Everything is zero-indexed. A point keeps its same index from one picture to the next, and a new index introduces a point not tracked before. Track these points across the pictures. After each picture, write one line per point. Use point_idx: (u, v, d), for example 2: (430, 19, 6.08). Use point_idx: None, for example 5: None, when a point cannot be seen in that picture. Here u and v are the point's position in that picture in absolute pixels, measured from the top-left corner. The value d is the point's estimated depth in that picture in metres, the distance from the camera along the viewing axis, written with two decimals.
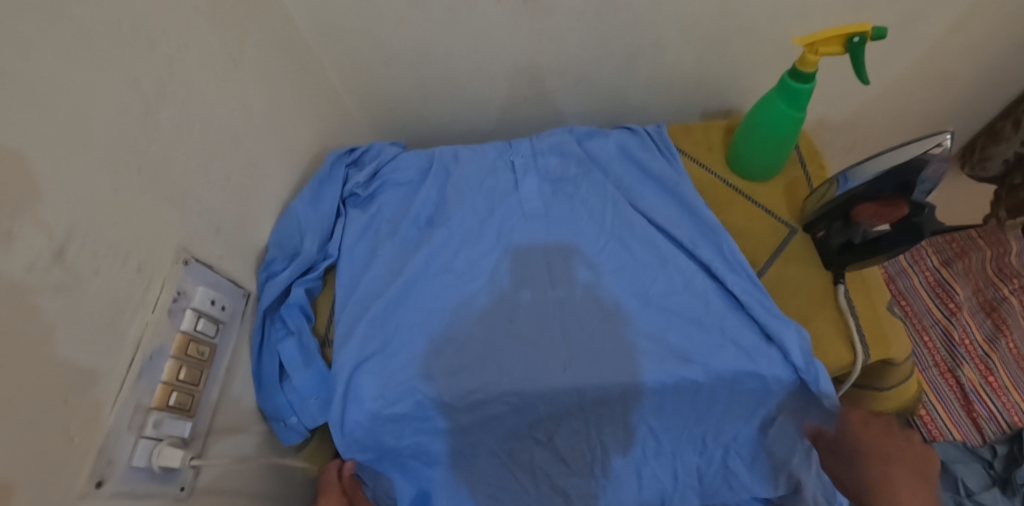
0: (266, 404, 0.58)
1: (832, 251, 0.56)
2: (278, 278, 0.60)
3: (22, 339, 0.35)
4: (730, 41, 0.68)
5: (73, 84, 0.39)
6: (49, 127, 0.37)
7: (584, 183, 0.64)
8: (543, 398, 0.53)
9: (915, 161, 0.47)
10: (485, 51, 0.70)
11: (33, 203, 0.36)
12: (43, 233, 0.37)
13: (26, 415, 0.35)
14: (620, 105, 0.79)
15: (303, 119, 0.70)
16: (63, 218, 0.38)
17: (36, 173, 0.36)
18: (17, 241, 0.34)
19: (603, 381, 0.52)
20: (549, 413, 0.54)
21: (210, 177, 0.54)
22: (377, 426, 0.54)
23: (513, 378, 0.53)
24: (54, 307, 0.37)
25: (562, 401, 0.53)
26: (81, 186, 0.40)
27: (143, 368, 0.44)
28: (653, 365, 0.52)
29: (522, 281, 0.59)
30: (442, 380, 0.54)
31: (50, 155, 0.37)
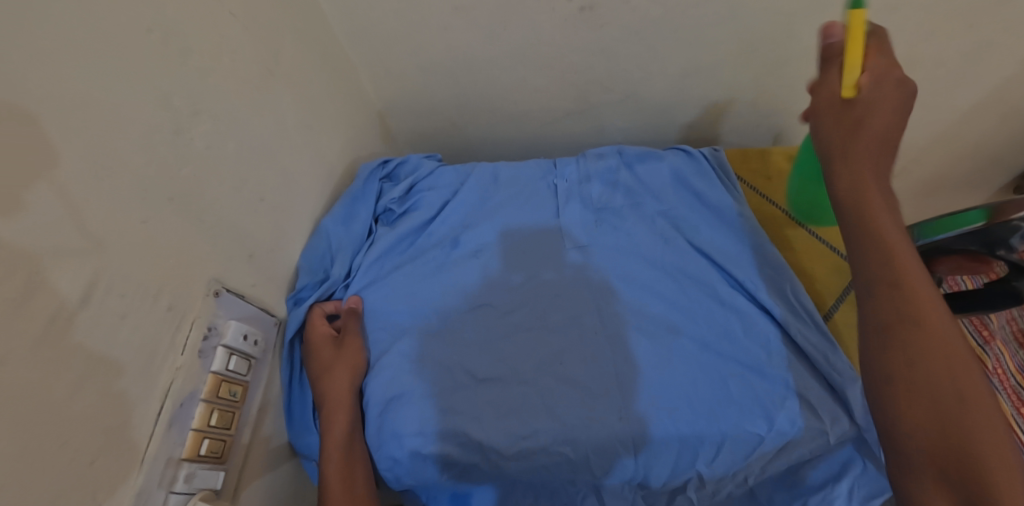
0: (298, 441, 0.55)
1: None
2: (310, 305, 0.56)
3: (41, 401, 0.31)
4: (793, 63, 0.64)
5: (98, 105, 0.34)
6: (69, 156, 0.32)
7: (633, 211, 0.60)
8: (579, 433, 0.49)
9: (1011, 221, 0.42)
10: (531, 62, 0.65)
11: (54, 246, 0.31)
12: (67, 277, 0.32)
13: (46, 486, 0.31)
14: (669, 123, 0.75)
15: (336, 131, 0.65)
16: (88, 259, 0.34)
17: (58, 210, 0.32)
18: (35, 292, 0.30)
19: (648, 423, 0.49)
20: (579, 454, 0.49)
21: (243, 199, 0.49)
22: (413, 462, 0.50)
23: (550, 409, 0.50)
24: (79, 359, 0.33)
25: (599, 442, 0.49)
26: (106, 221, 0.35)
27: (173, 417, 0.40)
28: (704, 415, 0.49)
29: (563, 318, 0.55)
30: (480, 418, 0.50)
31: (72, 188, 0.33)
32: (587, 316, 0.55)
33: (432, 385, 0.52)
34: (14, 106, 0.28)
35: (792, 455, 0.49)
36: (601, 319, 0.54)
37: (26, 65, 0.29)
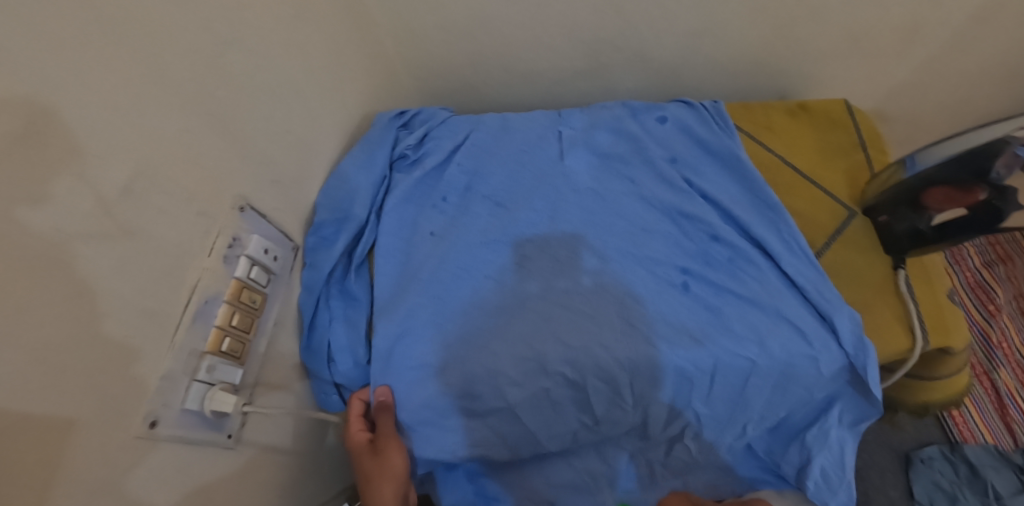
0: (312, 363, 0.57)
1: (893, 237, 0.55)
2: (335, 247, 0.57)
3: (88, 269, 0.34)
4: (798, 22, 0.66)
5: (150, 14, 0.38)
6: (127, 57, 0.36)
7: (639, 159, 0.61)
8: (583, 362, 0.51)
9: (997, 142, 0.46)
10: (542, 21, 0.68)
11: (104, 132, 0.35)
12: (114, 165, 0.36)
13: (92, 347, 0.34)
14: (675, 83, 0.77)
15: (356, 81, 0.69)
16: (133, 153, 0.37)
17: (112, 102, 0.35)
18: (91, 172, 0.34)
19: (642, 352, 0.51)
20: (583, 381, 0.51)
21: (271, 129, 0.53)
22: (411, 383, 0.52)
23: (557, 340, 0.51)
24: (121, 243, 0.36)
25: (600, 371, 0.51)
26: (151, 122, 0.39)
27: (198, 311, 0.43)
28: (710, 351, 0.50)
29: (561, 254, 0.56)
30: (483, 345, 0.52)
31: (124, 85, 0.36)
32: (588, 253, 0.56)
33: (447, 318, 0.54)
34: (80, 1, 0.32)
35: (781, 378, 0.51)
36: (597, 255, 0.56)
37: None
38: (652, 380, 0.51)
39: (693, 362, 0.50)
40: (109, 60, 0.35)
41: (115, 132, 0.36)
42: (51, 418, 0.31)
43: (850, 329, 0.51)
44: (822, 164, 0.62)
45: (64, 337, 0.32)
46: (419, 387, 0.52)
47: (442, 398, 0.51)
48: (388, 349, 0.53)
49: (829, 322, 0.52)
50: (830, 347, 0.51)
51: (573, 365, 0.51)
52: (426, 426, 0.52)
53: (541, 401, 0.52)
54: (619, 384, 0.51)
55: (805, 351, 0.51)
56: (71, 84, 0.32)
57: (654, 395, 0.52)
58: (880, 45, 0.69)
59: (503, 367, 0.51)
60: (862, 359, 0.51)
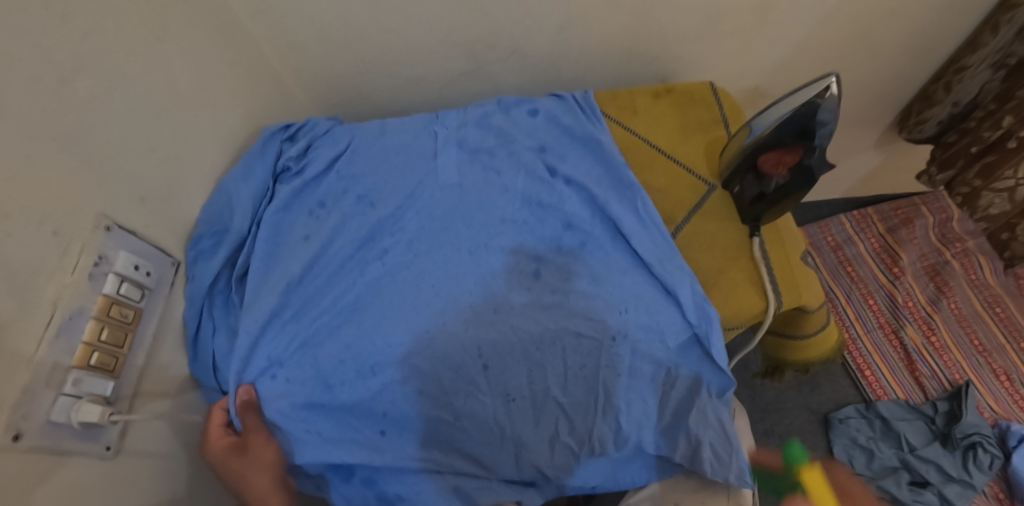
0: (199, 371, 0.60)
1: (746, 203, 0.58)
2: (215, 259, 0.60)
3: None
4: (653, 10, 0.70)
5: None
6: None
7: (506, 151, 0.65)
8: (436, 346, 0.54)
9: (810, 101, 0.49)
10: (414, 26, 0.71)
11: None
12: None
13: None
14: (555, 77, 0.80)
15: (237, 97, 0.71)
16: None
17: None
18: None
19: (490, 332, 0.55)
20: (434, 366, 0.54)
21: (134, 148, 0.55)
22: (277, 378, 0.55)
23: (411, 327, 0.55)
24: None
25: (450, 355, 0.54)
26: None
27: (61, 327, 0.45)
28: (556, 332, 0.55)
29: (423, 245, 0.60)
30: (345, 338, 0.55)
31: None
32: (449, 243, 0.59)
33: (315, 318, 0.57)
34: None
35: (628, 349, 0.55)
36: (455, 243, 0.59)
37: None
38: (502, 360, 0.54)
39: (541, 343, 0.55)
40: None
41: None
42: None
43: (690, 296, 0.55)
44: (683, 142, 0.65)
45: None
46: (284, 381, 0.55)
47: (303, 392, 0.54)
48: (258, 354, 0.56)
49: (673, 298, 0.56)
50: (671, 318, 0.56)
51: (423, 349, 0.54)
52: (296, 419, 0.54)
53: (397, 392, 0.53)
54: (467, 367, 0.54)
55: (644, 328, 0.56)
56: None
57: (507, 375, 0.54)
58: (736, 26, 0.73)
59: (360, 357, 0.54)
60: (706, 322, 0.55)
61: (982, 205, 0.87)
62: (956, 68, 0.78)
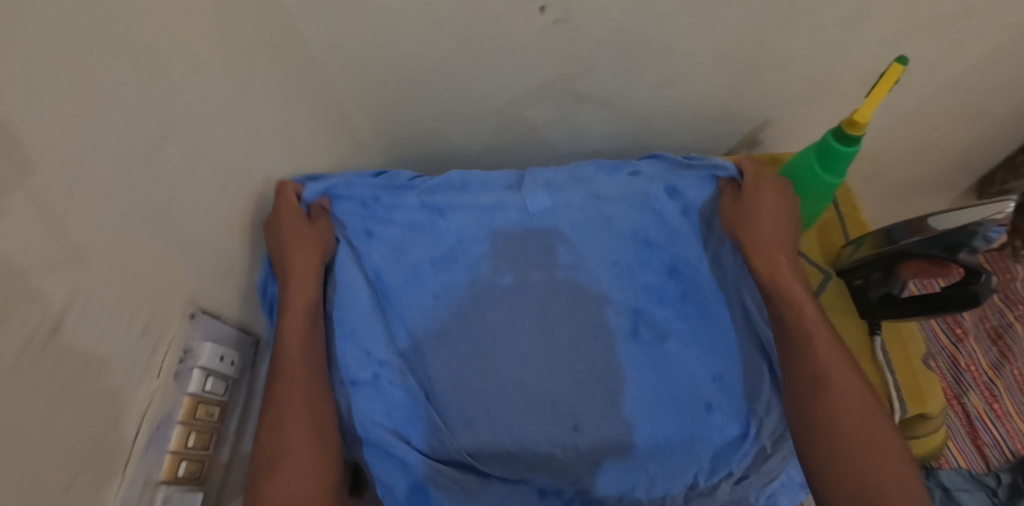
0: None
1: (870, 303, 0.54)
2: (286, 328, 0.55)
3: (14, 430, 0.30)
4: (763, 72, 0.66)
5: (77, 124, 0.34)
6: (50, 181, 0.32)
7: (610, 218, 0.60)
8: (534, 440, 0.53)
9: (970, 226, 0.44)
10: (504, 74, 0.66)
11: (25, 271, 0.31)
12: (36, 307, 0.32)
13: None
14: (644, 131, 0.76)
15: (310, 145, 0.65)
16: (59, 286, 0.33)
17: (24, 238, 0.31)
18: (10, 322, 0.29)
19: (594, 429, 0.53)
20: (534, 459, 0.54)
21: (216, 217, 0.49)
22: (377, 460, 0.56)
23: (510, 419, 0.54)
24: (47, 392, 0.32)
25: (551, 450, 0.53)
26: (79, 242, 0.35)
27: (150, 438, 0.40)
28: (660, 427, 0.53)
29: (523, 330, 0.56)
30: (445, 430, 0.55)
31: (48, 207, 0.32)
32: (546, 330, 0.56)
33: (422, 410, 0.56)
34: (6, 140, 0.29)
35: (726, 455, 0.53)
36: (553, 330, 0.56)
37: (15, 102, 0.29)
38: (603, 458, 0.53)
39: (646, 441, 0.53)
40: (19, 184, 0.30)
41: (35, 264, 0.31)
42: None
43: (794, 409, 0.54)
44: None
45: None
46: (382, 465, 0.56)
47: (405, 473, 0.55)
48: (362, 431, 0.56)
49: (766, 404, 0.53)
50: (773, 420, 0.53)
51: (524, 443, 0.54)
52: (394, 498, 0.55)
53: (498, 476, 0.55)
54: (563, 461, 0.53)
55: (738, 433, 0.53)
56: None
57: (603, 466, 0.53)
58: (842, 91, 0.69)
59: (462, 443, 0.55)
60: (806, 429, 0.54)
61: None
62: None
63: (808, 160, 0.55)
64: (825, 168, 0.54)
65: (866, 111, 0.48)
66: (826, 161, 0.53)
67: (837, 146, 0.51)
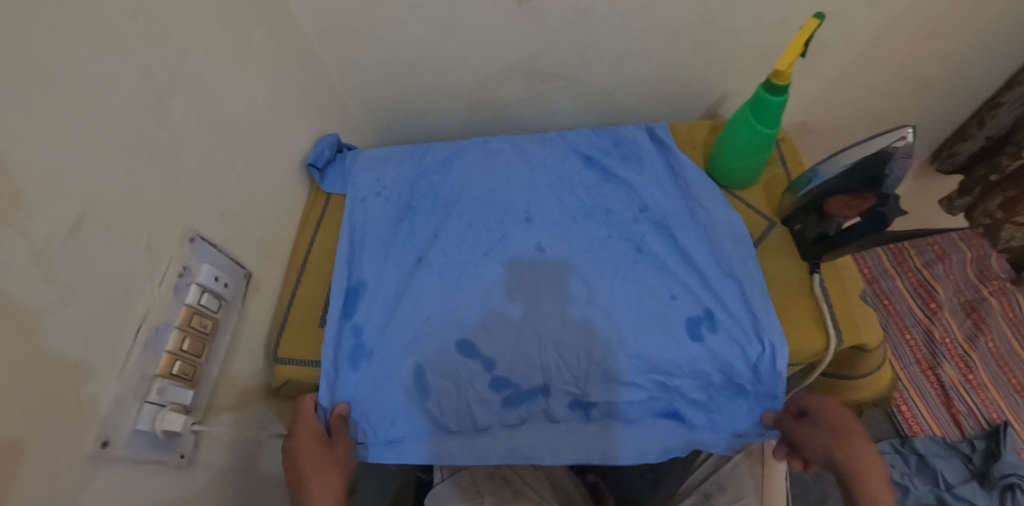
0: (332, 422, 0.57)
1: (808, 243, 0.59)
2: (353, 202, 0.65)
3: (28, 304, 0.36)
4: (712, 47, 0.72)
5: (91, 63, 0.41)
6: (72, 110, 0.40)
7: (569, 151, 0.67)
8: (497, 321, 0.56)
9: (882, 152, 0.50)
10: (477, 54, 0.74)
11: (37, 175, 0.37)
12: (57, 209, 0.39)
13: (40, 372, 0.37)
14: (610, 108, 0.83)
15: (304, 117, 0.73)
16: (76, 199, 0.40)
17: (41, 149, 0.37)
18: (37, 215, 0.37)
19: (555, 301, 0.58)
20: (492, 335, 0.56)
21: (216, 164, 0.57)
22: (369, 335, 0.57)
23: (477, 301, 0.57)
24: (58, 280, 0.39)
25: (512, 329, 0.56)
26: (90, 160, 0.42)
27: (148, 338, 0.47)
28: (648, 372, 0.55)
29: (497, 235, 0.61)
30: (426, 309, 0.57)
31: (61, 128, 0.39)
32: (511, 230, 0.61)
33: (396, 263, 0.61)
34: (25, 64, 0.36)
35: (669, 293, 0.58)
36: (520, 227, 0.62)
37: (37, 35, 0.37)
38: (556, 329, 0.56)
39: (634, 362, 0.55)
40: (45, 100, 0.37)
41: (49, 169, 0.38)
42: (4, 441, 0.34)
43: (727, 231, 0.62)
44: None
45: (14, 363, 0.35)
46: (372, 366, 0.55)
47: (380, 366, 0.55)
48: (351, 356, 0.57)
49: (725, 308, 0.57)
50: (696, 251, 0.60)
51: (484, 324, 0.56)
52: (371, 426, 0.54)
53: (467, 358, 0.55)
54: (524, 331, 0.56)
55: (712, 330, 0.56)
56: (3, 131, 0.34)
57: (555, 336, 0.56)
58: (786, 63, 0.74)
59: (429, 325, 0.56)
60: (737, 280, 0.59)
61: (1003, 236, 0.92)
62: (991, 104, 0.79)
63: (744, 116, 0.60)
64: (759, 120, 0.59)
65: (787, 61, 0.54)
66: (759, 114, 0.58)
67: (768, 97, 0.57)
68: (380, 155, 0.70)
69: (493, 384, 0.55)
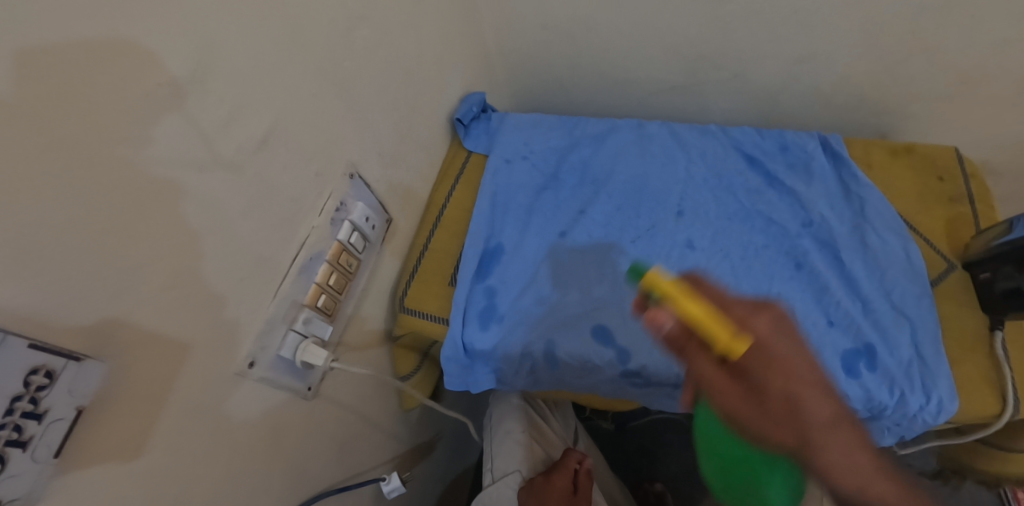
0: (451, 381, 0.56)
1: (995, 295, 0.52)
2: (495, 164, 0.64)
3: (212, 211, 0.36)
4: (911, 62, 0.64)
5: None
6: (274, 24, 0.39)
7: (728, 148, 0.63)
8: (634, 307, 0.53)
9: None
10: (643, 31, 0.69)
11: (235, 82, 0.36)
12: (251, 119, 0.38)
13: (212, 279, 0.37)
14: (772, 111, 0.76)
15: (457, 69, 0.71)
16: (266, 114, 0.39)
17: (240, 56, 0.36)
18: (233, 124, 0.36)
19: None
20: (628, 321, 0.52)
21: (382, 102, 0.55)
22: (498, 299, 0.55)
23: (615, 285, 0.54)
24: (242, 193, 0.38)
25: (650, 318, 0.53)
26: (282, 78, 0.40)
27: (303, 266, 0.46)
28: None
29: (644, 220, 0.58)
30: (560, 283, 0.55)
31: (261, 41, 0.38)
32: (659, 220, 0.58)
33: (535, 230, 0.59)
34: None
35: (825, 313, 0.53)
36: (669, 217, 0.58)
37: None
38: None
39: None
40: (253, 10, 0.36)
41: (247, 77, 0.37)
42: (170, 343, 0.34)
43: (906, 265, 0.55)
44: (922, 206, 0.60)
45: (195, 266, 0.35)
46: (498, 328, 0.54)
47: (508, 331, 0.53)
48: (477, 316, 0.55)
49: (889, 347, 0.51)
50: (865, 281, 0.54)
51: (619, 308, 0.53)
52: (476, 376, 0.56)
53: (599, 342, 0.52)
54: None
55: (871, 368, 0.51)
56: (218, 34, 0.34)
57: None
58: (995, 94, 0.65)
59: (564, 299, 0.54)
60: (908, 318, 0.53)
61: None
62: None
63: None
64: None
65: None
66: None
67: None
68: (528, 118, 0.68)
69: (622, 372, 0.52)
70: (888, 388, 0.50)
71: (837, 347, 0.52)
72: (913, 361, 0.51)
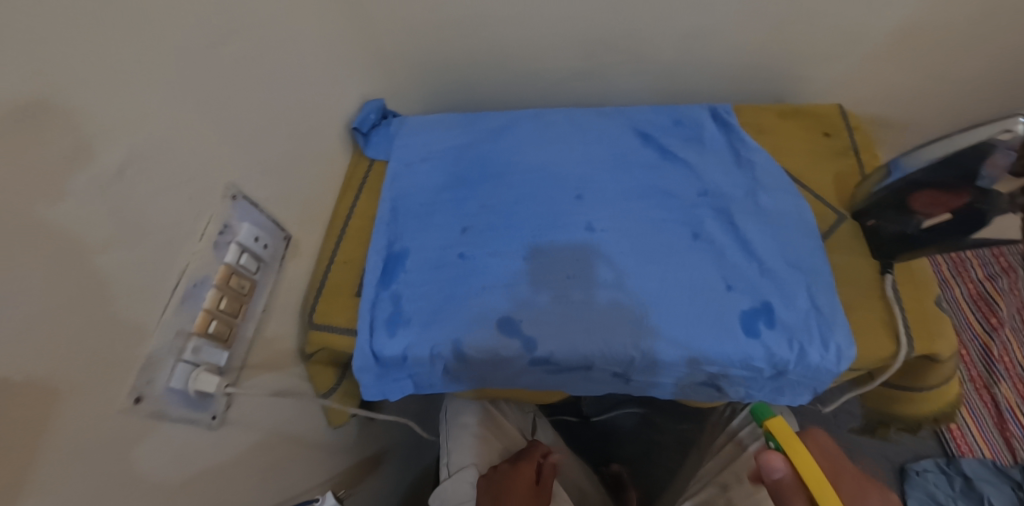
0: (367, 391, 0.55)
1: (882, 238, 0.55)
2: (398, 170, 0.64)
3: (73, 248, 0.34)
4: (795, 26, 0.66)
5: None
6: (126, 48, 0.37)
7: (624, 128, 0.64)
8: (538, 295, 0.53)
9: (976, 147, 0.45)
10: (537, 21, 0.69)
11: (85, 108, 0.34)
12: (105, 150, 0.36)
13: (81, 318, 0.35)
14: (673, 88, 0.78)
15: (349, 79, 0.70)
16: (122, 141, 0.37)
17: (86, 81, 0.34)
18: (88, 153, 0.34)
19: (601, 279, 0.54)
20: (532, 309, 0.53)
21: (263, 120, 0.54)
22: (404, 303, 0.55)
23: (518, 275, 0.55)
24: (105, 224, 0.36)
25: (554, 304, 0.53)
26: (141, 102, 0.39)
27: (186, 293, 0.44)
28: (700, 360, 0.51)
29: (545, 207, 0.59)
30: (465, 280, 0.55)
31: (112, 65, 0.36)
32: (560, 205, 0.59)
33: (439, 230, 0.59)
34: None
35: (724, 278, 0.54)
36: (569, 202, 0.59)
37: None
38: (602, 312, 0.52)
39: (687, 349, 0.51)
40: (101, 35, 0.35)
41: (100, 103, 0.35)
42: (42, 388, 0.32)
43: (798, 222, 0.57)
44: (809, 164, 0.63)
45: (60, 307, 0.33)
46: (405, 332, 0.54)
47: (416, 334, 0.53)
48: (383, 322, 0.54)
49: (786, 302, 0.53)
50: (760, 240, 0.56)
51: (523, 298, 0.53)
52: (392, 381, 0.55)
53: (506, 334, 0.52)
54: (571, 309, 0.52)
55: (771, 325, 0.52)
56: (61, 61, 0.32)
57: (600, 313, 0.52)
58: (873, 49, 0.68)
59: (468, 296, 0.54)
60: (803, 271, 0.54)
61: None
62: None
63: None
64: None
65: None
66: None
67: None
68: (432, 120, 0.68)
69: (532, 361, 0.52)
70: (789, 343, 0.51)
71: (740, 309, 0.52)
72: (811, 313, 0.52)
